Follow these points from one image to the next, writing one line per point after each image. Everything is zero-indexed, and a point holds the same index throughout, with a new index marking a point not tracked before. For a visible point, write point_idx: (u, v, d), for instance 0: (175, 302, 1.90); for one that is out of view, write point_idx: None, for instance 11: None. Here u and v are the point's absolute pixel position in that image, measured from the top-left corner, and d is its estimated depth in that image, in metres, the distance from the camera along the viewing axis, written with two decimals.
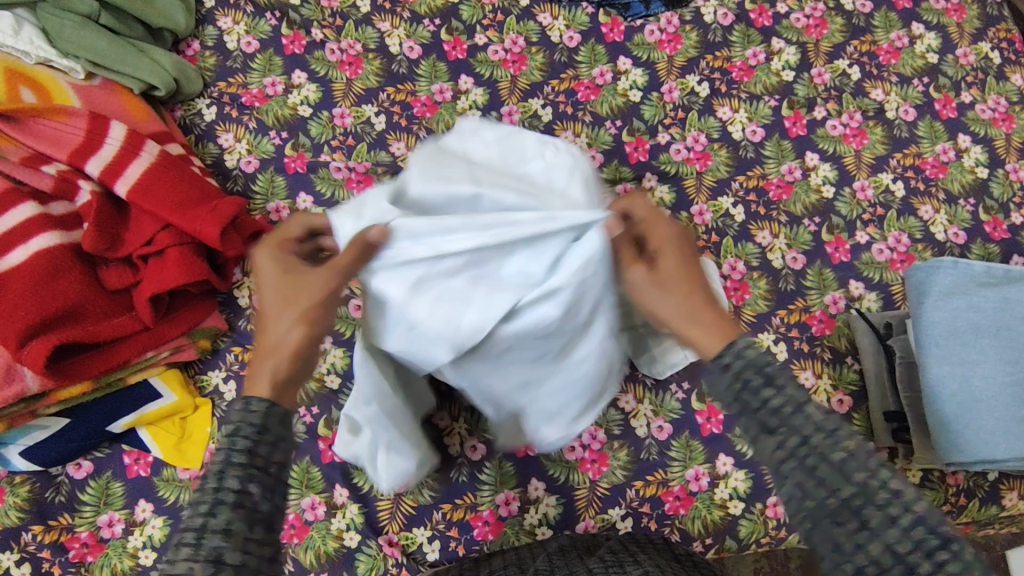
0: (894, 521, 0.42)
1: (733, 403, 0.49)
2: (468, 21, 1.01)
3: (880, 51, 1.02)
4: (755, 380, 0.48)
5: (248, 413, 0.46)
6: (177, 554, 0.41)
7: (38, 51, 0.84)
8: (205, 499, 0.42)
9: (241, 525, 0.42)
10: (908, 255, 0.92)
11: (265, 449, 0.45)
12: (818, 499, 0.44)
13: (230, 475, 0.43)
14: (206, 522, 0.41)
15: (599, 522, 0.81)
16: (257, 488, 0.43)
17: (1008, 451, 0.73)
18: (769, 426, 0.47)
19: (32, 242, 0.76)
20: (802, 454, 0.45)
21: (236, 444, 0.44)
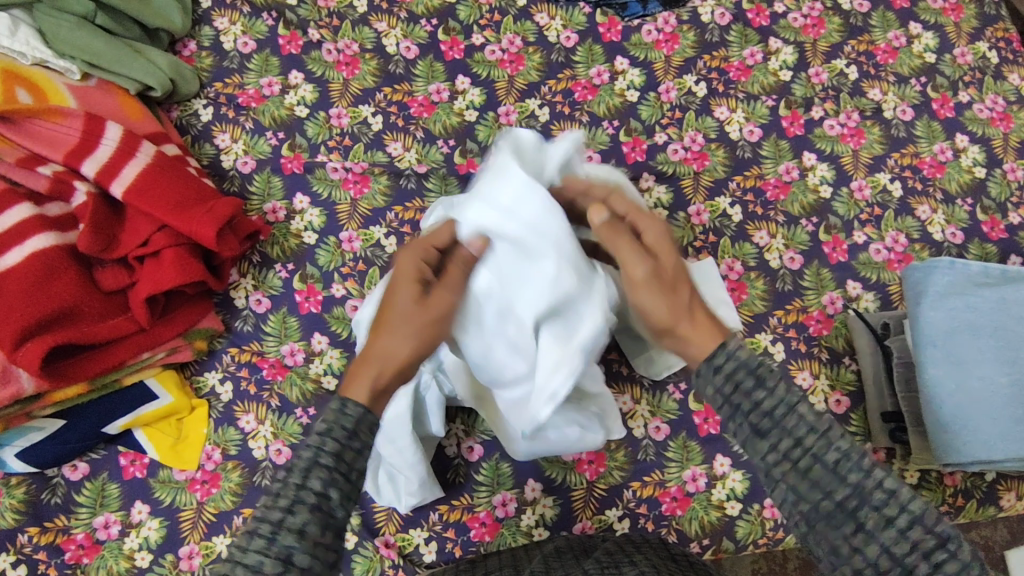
0: (891, 522, 0.46)
1: (723, 406, 0.53)
2: (465, 21, 1.01)
3: (877, 51, 1.02)
4: (747, 381, 0.52)
5: (341, 415, 0.52)
6: (250, 543, 0.45)
7: (34, 52, 0.84)
8: (286, 494, 0.47)
9: (315, 527, 0.47)
10: (905, 255, 0.92)
11: (349, 456, 0.50)
12: (813, 501, 0.48)
13: (313, 476, 0.48)
14: (284, 519, 0.46)
15: (597, 523, 0.80)
16: (335, 494, 0.49)
17: (1006, 452, 0.73)
18: (761, 429, 0.51)
19: (28, 243, 0.76)
20: (795, 455, 0.49)
21: (325, 446, 0.49)
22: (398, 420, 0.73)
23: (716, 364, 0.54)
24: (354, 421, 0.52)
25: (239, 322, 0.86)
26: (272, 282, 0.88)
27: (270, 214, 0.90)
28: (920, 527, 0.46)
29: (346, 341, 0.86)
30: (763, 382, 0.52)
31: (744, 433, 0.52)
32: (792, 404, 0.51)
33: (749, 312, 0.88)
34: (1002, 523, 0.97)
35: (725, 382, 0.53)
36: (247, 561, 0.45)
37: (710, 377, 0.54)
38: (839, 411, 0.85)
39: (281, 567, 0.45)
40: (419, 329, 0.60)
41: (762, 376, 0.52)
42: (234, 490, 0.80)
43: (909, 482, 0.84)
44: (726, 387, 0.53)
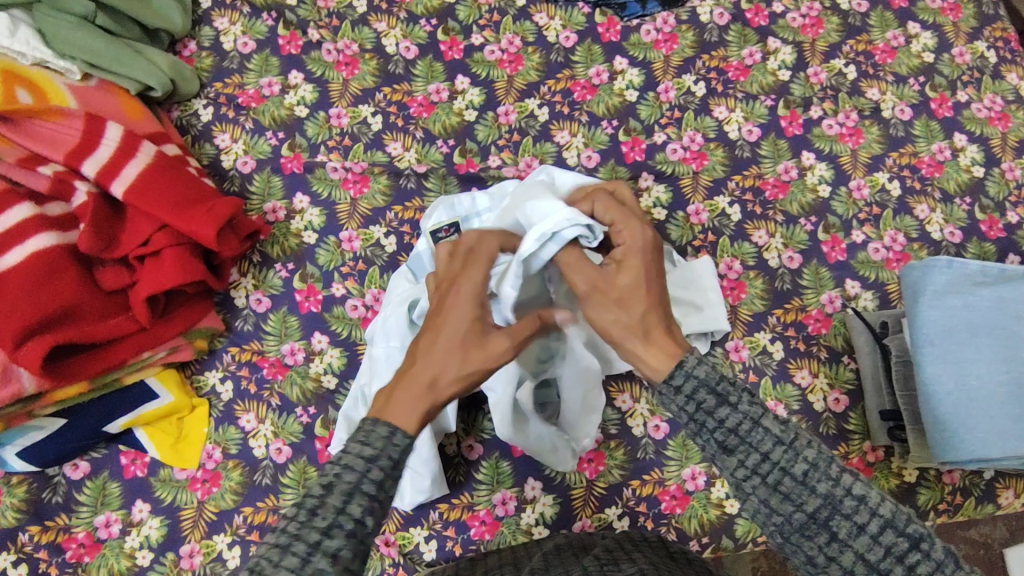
0: (862, 528, 0.47)
1: (688, 423, 0.52)
2: (464, 22, 1.01)
3: (876, 50, 1.02)
4: (710, 401, 0.50)
5: (389, 443, 0.49)
6: (281, 561, 0.43)
7: (34, 52, 0.84)
8: (323, 516, 0.45)
9: (348, 553, 0.45)
10: (904, 254, 0.92)
11: (390, 484, 0.49)
12: (785, 514, 0.48)
13: (354, 502, 0.46)
14: (320, 542, 0.44)
15: (596, 521, 0.81)
16: (371, 521, 0.47)
17: (1002, 450, 0.74)
18: (728, 445, 0.50)
19: (29, 242, 0.76)
20: (765, 470, 0.49)
21: (370, 472, 0.47)
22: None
23: (675, 385, 0.52)
24: (401, 450, 0.50)
25: (239, 322, 0.86)
26: (272, 281, 0.88)
27: (270, 214, 0.90)
28: (891, 530, 0.47)
29: (346, 341, 0.86)
30: (725, 400, 0.50)
31: (713, 449, 0.51)
32: (755, 419, 0.50)
33: (748, 311, 0.88)
34: (1001, 521, 0.97)
35: (686, 402, 0.51)
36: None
37: (672, 397, 0.52)
38: (837, 410, 0.86)
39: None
40: (468, 352, 0.56)
41: (724, 393, 0.51)
42: (235, 489, 0.80)
43: (907, 480, 0.84)
44: (688, 407, 0.51)
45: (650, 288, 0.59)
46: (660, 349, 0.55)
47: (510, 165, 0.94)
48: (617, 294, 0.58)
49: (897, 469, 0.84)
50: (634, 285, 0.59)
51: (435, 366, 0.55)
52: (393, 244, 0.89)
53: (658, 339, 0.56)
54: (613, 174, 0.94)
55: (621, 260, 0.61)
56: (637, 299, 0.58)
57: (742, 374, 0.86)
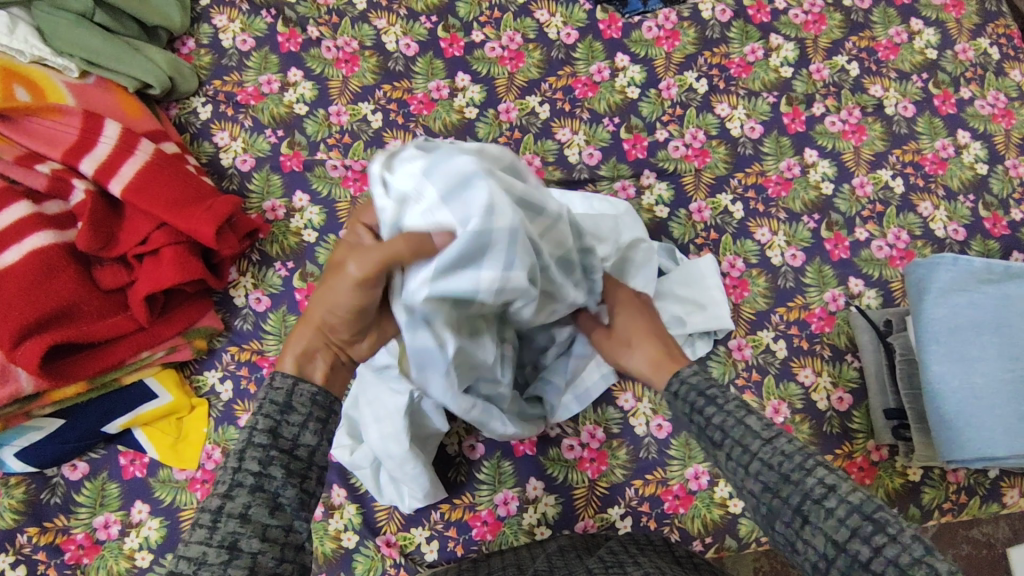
0: (832, 512, 0.47)
1: (693, 427, 0.58)
2: (465, 19, 1.00)
3: (879, 47, 1.01)
4: (699, 400, 0.57)
5: (272, 390, 0.54)
6: (192, 536, 0.44)
7: (32, 49, 0.83)
8: (224, 479, 0.48)
9: (259, 508, 0.47)
10: (908, 252, 0.91)
11: (286, 431, 0.52)
12: (768, 501, 0.50)
13: (248, 458, 0.49)
14: (223, 506, 0.46)
15: (599, 521, 0.80)
16: (273, 468, 0.49)
17: (1009, 448, 0.73)
18: (715, 441, 0.55)
19: (26, 241, 0.75)
20: (746, 460, 0.52)
21: (258, 426, 0.51)
22: (397, 432, 0.69)
23: (674, 391, 0.61)
24: (285, 394, 0.54)
25: (238, 322, 0.86)
26: (271, 280, 0.87)
27: (270, 213, 0.90)
28: (858, 514, 0.46)
29: None
30: (710, 400, 0.57)
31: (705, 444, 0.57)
32: (738, 416, 0.54)
33: (751, 309, 0.88)
34: (1004, 521, 0.97)
35: (682, 407, 0.59)
36: (190, 554, 0.43)
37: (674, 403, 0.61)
38: (841, 409, 0.85)
39: (226, 554, 0.43)
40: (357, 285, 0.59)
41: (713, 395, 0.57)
42: None
43: (913, 480, 0.83)
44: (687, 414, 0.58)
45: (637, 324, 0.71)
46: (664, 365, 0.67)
47: None
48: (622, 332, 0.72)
49: (901, 468, 0.83)
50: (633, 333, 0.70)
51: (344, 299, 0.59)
52: None
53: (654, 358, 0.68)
54: (615, 172, 0.93)
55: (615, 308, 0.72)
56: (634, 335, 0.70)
57: (745, 373, 0.85)
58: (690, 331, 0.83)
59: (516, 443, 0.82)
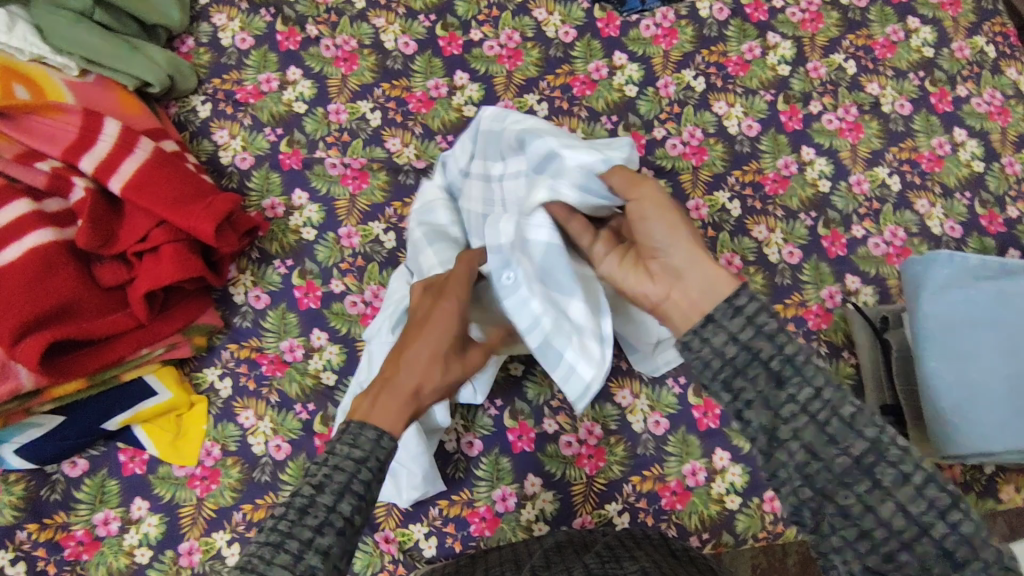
0: (908, 479, 0.46)
1: (739, 351, 0.51)
2: (463, 17, 1.00)
3: (876, 45, 1.02)
4: (771, 323, 0.51)
5: (377, 446, 0.54)
6: (274, 560, 0.46)
7: (32, 48, 0.84)
8: (314, 513, 0.49)
9: (337, 551, 0.49)
10: (904, 249, 0.92)
11: (376, 486, 0.52)
12: (830, 456, 0.47)
13: (344, 500, 0.50)
14: (313, 540, 0.48)
15: (596, 517, 0.81)
16: (358, 520, 0.51)
17: (1008, 444, 0.73)
18: (782, 378, 0.50)
19: (27, 238, 0.75)
20: (815, 407, 0.48)
21: (359, 472, 0.51)
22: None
23: (737, 305, 0.52)
24: (388, 454, 0.54)
25: (238, 319, 0.86)
26: (270, 278, 0.88)
27: (269, 210, 0.90)
28: (934, 485, 0.46)
29: (345, 337, 0.86)
30: (784, 328, 0.51)
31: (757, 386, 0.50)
32: (810, 354, 0.50)
33: None
34: (1003, 517, 0.98)
35: (744, 324, 0.51)
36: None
37: (730, 315, 0.52)
38: None
39: None
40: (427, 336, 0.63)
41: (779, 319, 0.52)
42: (234, 485, 0.80)
43: None
44: (742, 330, 0.51)
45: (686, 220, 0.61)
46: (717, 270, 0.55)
47: None
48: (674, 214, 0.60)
49: None
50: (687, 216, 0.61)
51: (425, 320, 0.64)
52: (392, 240, 0.89)
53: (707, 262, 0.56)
54: None
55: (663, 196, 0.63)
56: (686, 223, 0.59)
57: None
58: None
59: (514, 440, 0.83)
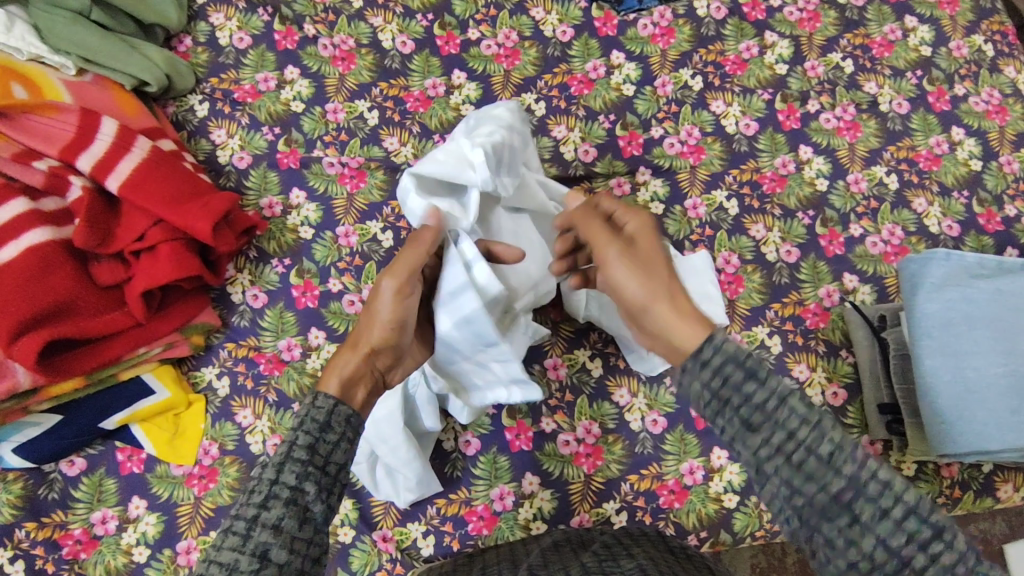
0: (886, 513, 0.47)
1: (711, 399, 0.51)
2: (460, 16, 1.00)
3: (873, 44, 1.02)
4: (738, 374, 0.51)
5: (315, 408, 0.55)
6: (224, 541, 0.47)
7: (29, 47, 0.84)
8: (260, 490, 0.49)
9: (290, 521, 0.49)
10: (902, 247, 0.92)
11: (322, 449, 0.53)
12: (808, 495, 0.49)
13: (287, 472, 0.50)
14: (258, 515, 0.48)
15: (594, 516, 0.81)
16: (309, 487, 0.51)
17: (1003, 443, 0.73)
18: (752, 424, 0.50)
19: (24, 237, 0.75)
20: (789, 449, 0.49)
21: (298, 440, 0.52)
22: (390, 417, 0.75)
23: (704, 358, 0.52)
24: (325, 413, 0.54)
25: (235, 318, 0.86)
26: (268, 277, 0.88)
27: (267, 210, 0.90)
28: (914, 518, 0.47)
29: (343, 336, 0.86)
30: (753, 375, 0.51)
31: (734, 429, 0.51)
32: (782, 396, 0.50)
33: (745, 305, 0.88)
34: (1000, 517, 1.01)
35: (712, 375, 0.51)
36: (222, 559, 0.46)
37: (699, 370, 0.52)
38: (836, 404, 0.85)
39: (256, 563, 0.46)
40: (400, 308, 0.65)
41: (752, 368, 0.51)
42: (232, 484, 0.80)
43: (906, 474, 0.83)
44: (714, 381, 0.51)
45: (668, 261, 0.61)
46: (694, 316, 0.55)
47: None
48: (639, 268, 0.60)
49: (896, 462, 0.84)
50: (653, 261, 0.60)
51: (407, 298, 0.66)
52: (390, 239, 0.89)
53: (689, 309, 0.56)
54: (610, 168, 0.94)
55: (634, 241, 0.63)
56: (659, 270, 0.59)
57: None
58: None
59: (512, 439, 0.82)
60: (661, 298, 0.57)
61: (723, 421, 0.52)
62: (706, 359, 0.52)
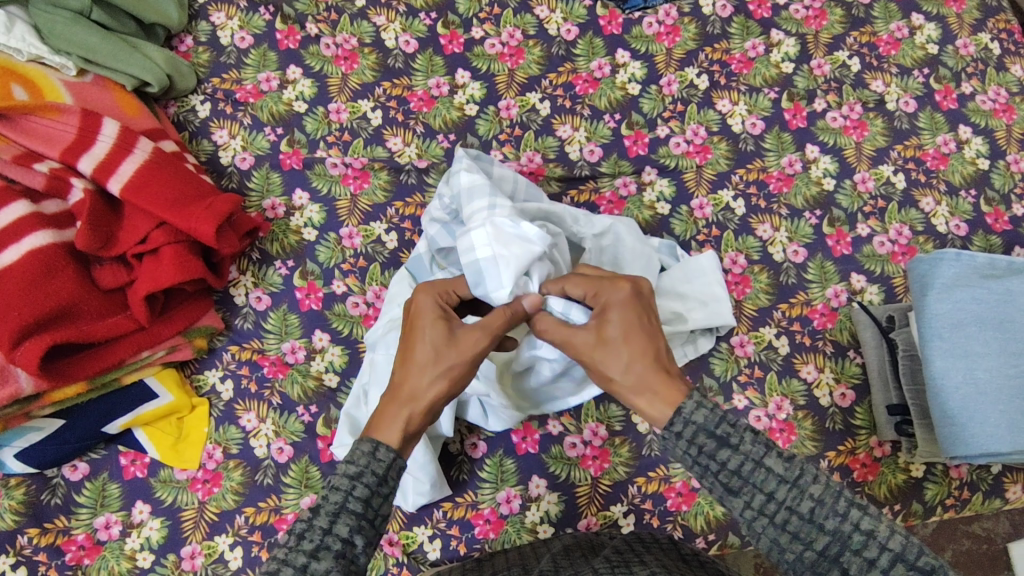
0: (873, 563, 0.49)
1: (693, 466, 0.55)
2: (464, 15, 1.00)
3: (880, 42, 1.01)
4: (710, 443, 0.54)
5: (373, 459, 0.54)
6: None
7: (30, 48, 0.83)
8: (310, 537, 0.50)
9: (338, 573, 0.50)
10: (910, 248, 0.91)
11: (377, 501, 0.53)
12: (796, 552, 0.51)
13: (340, 522, 0.51)
14: (309, 564, 0.49)
15: (601, 518, 0.80)
16: (357, 538, 0.52)
17: (1013, 445, 0.73)
18: (733, 487, 0.53)
19: (25, 241, 0.74)
20: (771, 509, 0.52)
21: (354, 491, 0.52)
22: None
23: (676, 430, 0.55)
24: (385, 466, 0.54)
25: (239, 321, 0.85)
26: (271, 279, 0.87)
27: (269, 211, 0.89)
28: (901, 565, 0.48)
29: (347, 339, 0.85)
30: (725, 442, 0.54)
31: (717, 492, 0.54)
32: (758, 459, 0.53)
33: (752, 306, 0.88)
34: (1005, 516, 1.00)
35: (688, 447, 0.55)
36: None
37: (674, 441, 0.56)
38: (844, 405, 0.85)
39: None
40: (446, 356, 0.62)
41: (724, 436, 0.54)
42: (236, 489, 0.79)
43: (914, 476, 0.83)
44: (690, 451, 0.55)
45: (639, 331, 0.61)
46: (658, 395, 0.58)
47: (512, 159, 0.93)
48: (604, 351, 0.61)
49: (904, 464, 0.83)
50: (618, 339, 0.61)
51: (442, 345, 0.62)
52: (394, 240, 0.88)
53: (655, 385, 0.59)
54: (616, 168, 0.93)
55: (604, 314, 0.63)
56: (624, 351, 0.60)
57: (747, 370, 0.85)
58: (692, 327, 0.83)
59: (518, 441, 0.82)
60: (632, 381, 0.60)
61: (707, 484, 0.55)
62: (678, 431, 0.55)
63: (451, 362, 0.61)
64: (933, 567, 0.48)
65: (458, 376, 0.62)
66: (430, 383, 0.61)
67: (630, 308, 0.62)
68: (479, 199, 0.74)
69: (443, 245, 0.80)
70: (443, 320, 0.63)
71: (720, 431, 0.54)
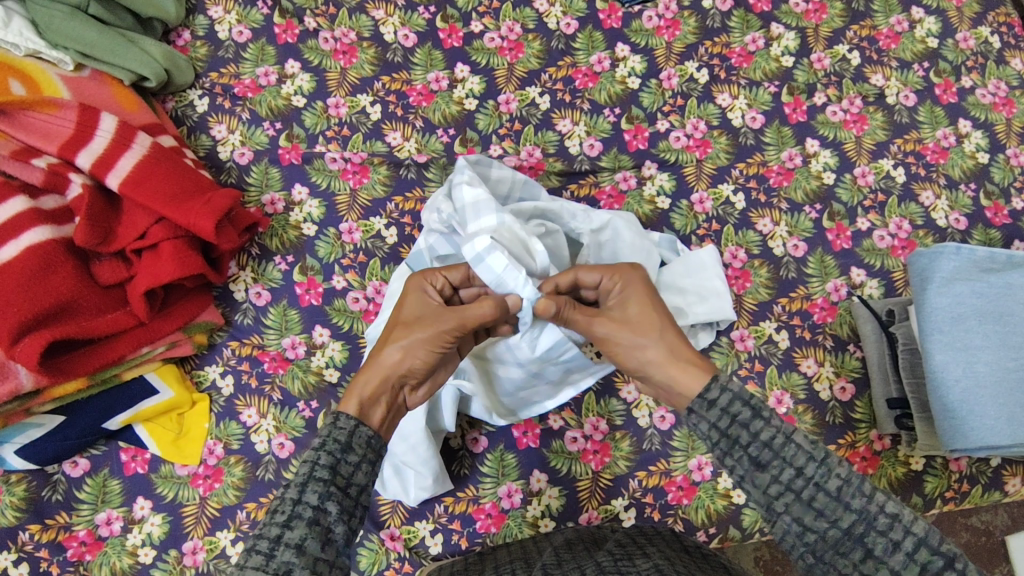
0: (898, 546, 0.49)
1: (721, 440, 0.55)
2: (463, 9, 0.99)
3: (880, 36, 1.01)
4: (744, 413, 0.54)
5: (335, 428, 0.55)
6: (247, 561, 0.47)
7: (27, 43, 0.82)
8: (282, 509, 0.50)
9: (312, 541, 0.49)
10: (909, 242, 0.91)
11: (344, 469, 0.53)
12: (820, 530, 0.51)
13: (309, 490, 0.51)
14: (282, 534, 0.48)
15: (603, 513, 0.80)
16: (331, 506, 0.51)
17: (1012, 437, 0.73)
18: (761, 461, 0.53)
19: (23, 237, 0.73)
20: (798, 485, 0.52)
21: (319, 460, 0.52)
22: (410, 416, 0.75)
23: (711, 399, 0.56)
24: (347, 434, 0.55)
25: (238, 316, 0.85)
26: (271, 275, 0.87)
27: (269, 206, 0.89)
28: (926, 548, 0.48)
29: (348, 334, 0.85)
30: (758, 413, 0.54)
31: (743, 466, 0.54)
32: (788, 433, 0.53)
33: (752, 300, 0.88)
34: (1003, 509, 1.01)
35: (720, 416, 0.55)
36: None
37: (706, 411, 0.56)
38: (843, 399, 0.85)
39: None
40: (414, 332, 0.64)
41: (757, 408, 0.55)
42: (237, 484, 0.79)
43: (913, 469, 0.83)
44: (722, 421, 0.55)
45: (652, 313, 0.64)
46: (687, 363, 0.60)
47: (512, 154, 0.93)
48: (631, 329, 0.63)
49: (904, 457, 0.83)
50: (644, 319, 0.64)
51: (417, 322, 0.65)
52: (394, 236, 0.88)
53: (685, 357, 0.61)
54: (616, 163, 0.93)
55: (623, 300, 0.66)
56: (650, 327, 0.63)
57: (748, 364, 0.85)
58: (691, 322, 0.83)
59: (519, 436, 0.82)
60: (661, 354, 0.61)
61: (731, 459, 0.55)
62: (713, 402, 0.56)
63: (420, 339, 0.63)
64: (954, 553, 0.48)
65: (422, 352, 0.63)
66: (393, 354, 0.63)
67: (648, 294, 0.66)
68: (486, 215, 0.75)
69: (443, 253, 0.81)
70: (426, 304, 0.67)
71: (754, 405, 0.55)
